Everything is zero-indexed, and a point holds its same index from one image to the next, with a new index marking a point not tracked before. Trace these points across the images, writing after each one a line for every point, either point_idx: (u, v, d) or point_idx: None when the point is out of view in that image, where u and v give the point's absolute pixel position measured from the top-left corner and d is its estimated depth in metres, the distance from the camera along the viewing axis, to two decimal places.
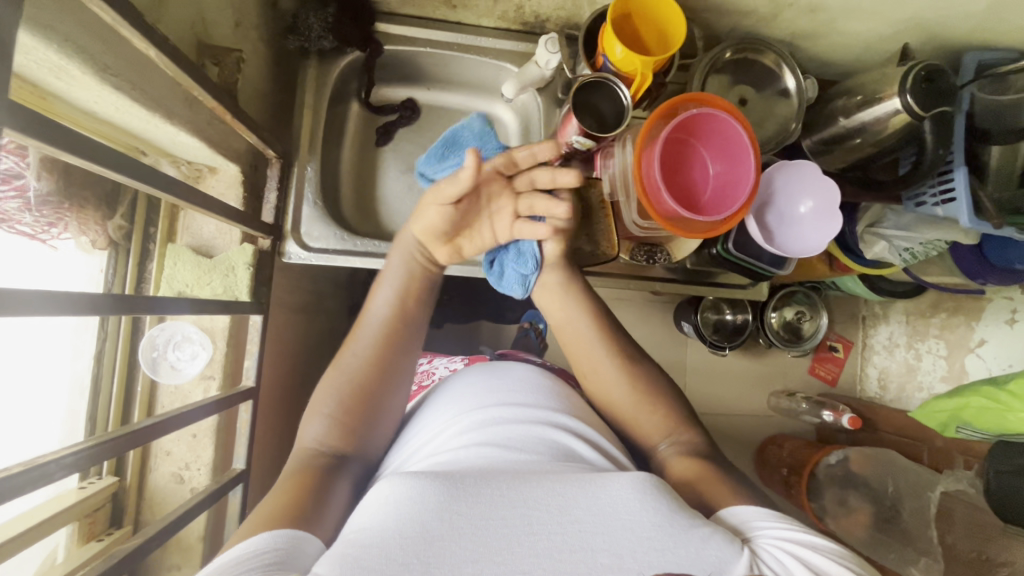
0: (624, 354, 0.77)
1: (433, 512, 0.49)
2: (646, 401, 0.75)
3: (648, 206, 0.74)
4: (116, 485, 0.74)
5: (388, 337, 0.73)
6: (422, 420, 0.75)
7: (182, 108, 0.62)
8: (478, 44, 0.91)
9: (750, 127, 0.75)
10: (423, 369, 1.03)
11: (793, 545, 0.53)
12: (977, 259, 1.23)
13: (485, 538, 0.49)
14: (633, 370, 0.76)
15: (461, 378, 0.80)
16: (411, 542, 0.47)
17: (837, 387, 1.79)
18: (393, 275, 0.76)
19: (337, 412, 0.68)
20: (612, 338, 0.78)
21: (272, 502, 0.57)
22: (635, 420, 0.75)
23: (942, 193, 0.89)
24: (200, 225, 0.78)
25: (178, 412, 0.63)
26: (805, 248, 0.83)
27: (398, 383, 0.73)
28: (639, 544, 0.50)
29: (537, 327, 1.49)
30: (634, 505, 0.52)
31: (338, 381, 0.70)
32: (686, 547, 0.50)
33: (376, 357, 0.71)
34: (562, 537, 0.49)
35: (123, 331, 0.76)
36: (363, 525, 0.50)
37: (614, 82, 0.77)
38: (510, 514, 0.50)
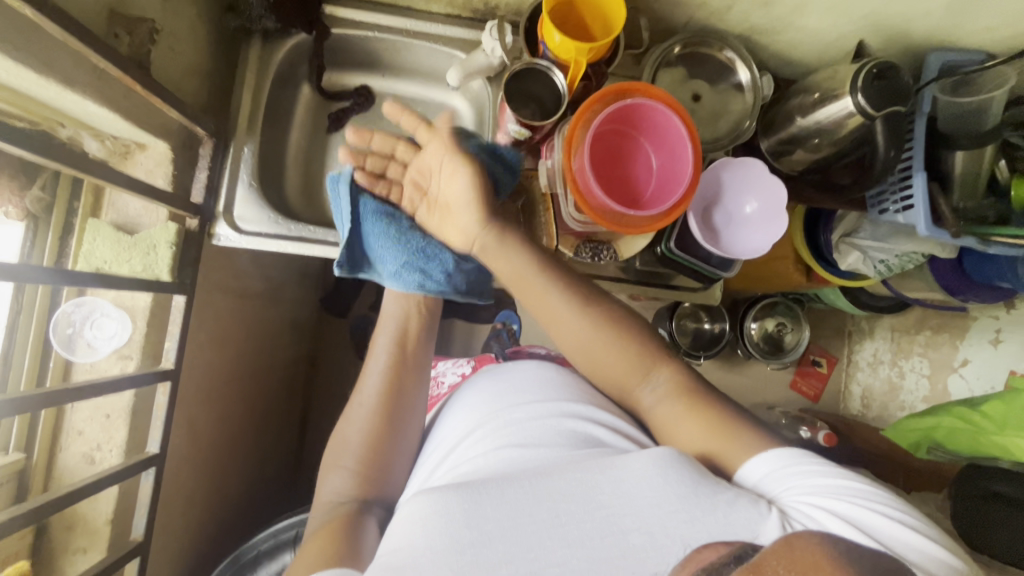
0: (582, 303, 0.69)
1: (458, 523, 0.51)
2: (622, 340, 0.69)
3: (580, 197, 0.72)
4: (22, 462, 0.72)
5: (395, 376, 0.75)
6: (438, 429, 0.75)
7: (88, 77, 0.62)
8: (429, 30, 0.89)
9: (689, 117, 0.71)
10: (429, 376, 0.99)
11: (820, 498, 0.52)
12: (957, 274, 1.19)
13: (517, 537, 0.51)
14: (597, 314, 0.69)
15: (470, 386, 0.79)
16: (444, 553, 0.49)
17: (819, 403, 1.73)
18: (389, 318, 0.79)
19: (357, 463, 0.68)
20: (570, 287, 0.70)
21: (320, 540, 0.59)
22: (607, 362, 0.69)
23: (903, 200, 0.85)
24: (126, 202, 0.76)
25: (93, 384, 0.66)
26: (750, 250, 0.80)
27: (413, 417, 0.74)
28: (667, 519, 0.51)
29: (509, 327, 1.46)
30: (658, 480, 0.53)
31: (353, 433, 0.71)
32: (711, 516, 0.51)
33: (387, 393, 0.73)
34: (592, 525, 0.52)
35: (39, 306, 0.75)
36: (393, 547, 0.52)
37: (549, 68, 0.76)
38: (539, 510, 0.52)
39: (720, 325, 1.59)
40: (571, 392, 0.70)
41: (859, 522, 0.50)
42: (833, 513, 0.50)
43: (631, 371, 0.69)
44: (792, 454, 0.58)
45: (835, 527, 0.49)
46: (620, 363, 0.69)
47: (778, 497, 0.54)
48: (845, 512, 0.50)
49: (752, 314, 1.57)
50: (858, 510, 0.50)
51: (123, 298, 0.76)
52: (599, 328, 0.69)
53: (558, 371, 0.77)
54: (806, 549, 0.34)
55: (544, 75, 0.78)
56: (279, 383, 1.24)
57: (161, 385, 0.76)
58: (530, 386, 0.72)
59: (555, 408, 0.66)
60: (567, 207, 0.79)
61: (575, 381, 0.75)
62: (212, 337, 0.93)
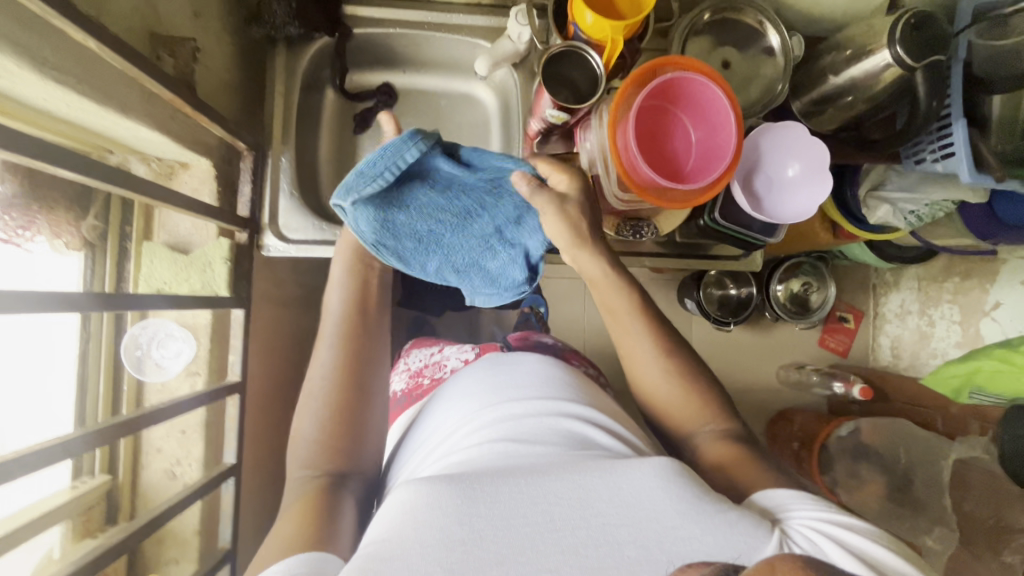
0: (671, 348, 0.76)
1: (452, 519, 0.50)
2: (691, 392, 0.74)
3: (625, 176, 0.72)
4: (109, 484, 0.75)
5: (351, 346, 0.74)
6: (435, 411, 0.73)
7: (140, 102, 0.62)
8: (453, 21, 0.89)
9: (729, 89, 0.72)
10: (432, 359, 0.88)
11: (819, 522, 0.56)
12: (986, 217, 1.17)
13: (510, 538, 0.50)
14: (679, 364, 0.75)
15: (466, 374, 0.75)
16: (438, 551, 0.49)
17: (848, 357, 1.75)
18: (340, 279, 0.77)
19: (324, 434, 0.69)
20: (654, 318, 0.76)
21: (293, 516, 0.60)
22: (666, 400, 0.75)
23: (941, 149, 0.85)
24: (176, 222, 0.78)
25: (163, 406, 0.66)
26: (794, 213, 0.80)
27: (373, 392, 0.74)
28: (665, 534, 0.51)
29: (538, 310, 1.43)
30: (658, 494, 0.53)
31: (314, 406, 0.71)
32: (712, 531, 0.52)
33: (343, 373, 0.72)
34: (587, 532, 0.51)
35: (105, 331, 0.76)
36: (383, 534, 0.51)
37: (585, 50, 0.75)
38: (532, 512, 0.51)
39: (747, 290, 1.60)
40: (565, 390, 0.68)
41: (857, 551, 0.53)
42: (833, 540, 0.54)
43: (688, 413, 0.74)
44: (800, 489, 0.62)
45: (835, 553, 0.52)
46: (680, 403, 0.74)
47: (786, 519, 0.57)
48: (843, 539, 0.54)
49: (777, 276, 1.57)
50: (858, 540, 0.54)
51: (186, 317, 0.78)
52: (676, 377, 0.75)
53: (558, 365, 0.74)
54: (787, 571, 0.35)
55: (578, 58, 0.78)
56: None
57: (230, 398, 0.78)
58: (526, 377, 0.70)
59: (550, 404, 0.65)
60: (608, 186, 0.79)
61: (577, 379, 0.72)
62: (263, 346, 0.95)
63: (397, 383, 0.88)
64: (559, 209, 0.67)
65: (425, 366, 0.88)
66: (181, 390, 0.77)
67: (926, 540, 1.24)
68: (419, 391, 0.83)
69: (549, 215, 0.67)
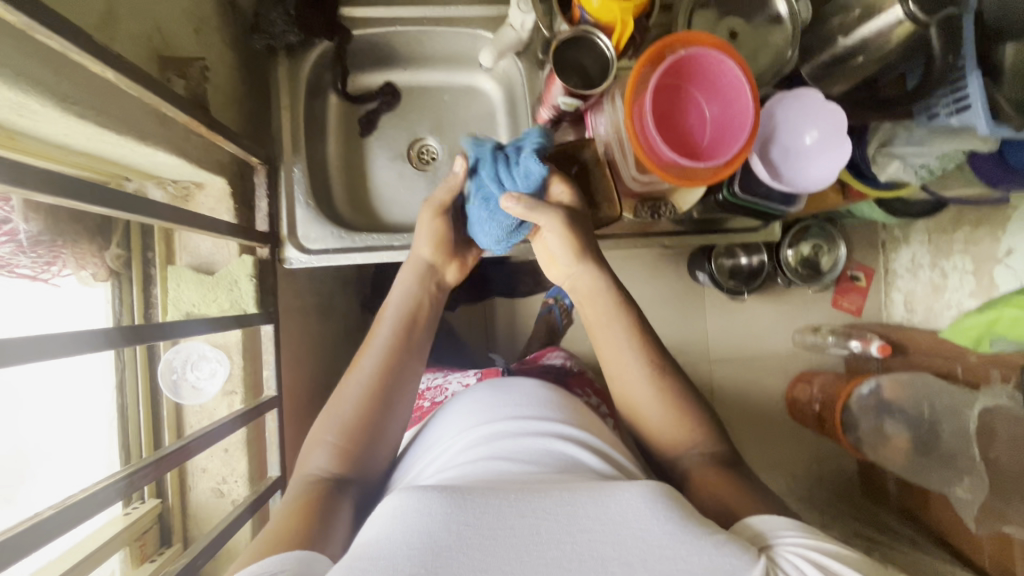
0: (661, 367, 0.72)
1: (438, 524, 0.46)
2: (680, 415, 0.71)
3: (644, 159, 0.71)
4: (160, 507, 0.76)
5: (394, 361, 0.73)
6: (435, 440, 0.73)
7: (155, 127, 0.62)
8: (451, 14, 0.88)
9: (743, 62, 0.71)
10: (435, 383, 1.00)
11: (810, 550, 0.50)
12: (999, 165, 1.16)
13: (494, 548, 0.45)
14: (670, 385, 0.71)
15: (466, 398, 0.77)
16: (418, 556, 0.44)
17: (862, 316, 1.76)
18: (397, 303, 0.78)
19: (340, 439, 0.67)
20: (641, 332, 0.73)
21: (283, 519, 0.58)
22: (652, 420, 0.71)
23: (957, 103, 0.85)
24: (197, 243, 0.78)
25: (205, 432, 0.66)
26: (813, 181, 0.80)
27: (398, 408, 0.72)
28: (650, 553, 0.44)
29: (560, 301, 1.47)
30: (646, 513, 0.47)
31: (342, 410, 0.69)
32: (699, 553, 0.45)
33: (376, 381, 0.71)
34: (573, 547, 0.45)
35: (140, 359, 0.76)
36: (370, 539, 0.47)
37: (595, 35, 0.74)
38: (518, 523, 0.46)
39: (757, 258, 1.60)
40: (562, 413, 0.69)
41: None
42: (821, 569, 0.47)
43: (675, 436, 0.71)
44: (789, 518, 0.56)
45: None
46: (667, 423, 0.71)
47: (773, 545, 0.51)
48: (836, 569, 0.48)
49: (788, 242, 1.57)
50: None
51: (217, 336, 0.78)
52: (664, 398, 0.71)
53: (557, 394, 0.75)
54: None
55: (587, 42, 0.76)
56: None
57: (268, 413, 0.78)
58: (525, 400, 0.71)
59: (541, 427, 0.64)
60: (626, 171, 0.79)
61: (574, 405, 0.74)
62: (291, 358, 0.96)
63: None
64: (563, 228, 0.70)
65: (427, 389, 0.99)
66: (219, 409, 0.78)
67: (955, 489, 1.26)
68: (419, 413, 0.93)
69: (555, 229, 0.70)
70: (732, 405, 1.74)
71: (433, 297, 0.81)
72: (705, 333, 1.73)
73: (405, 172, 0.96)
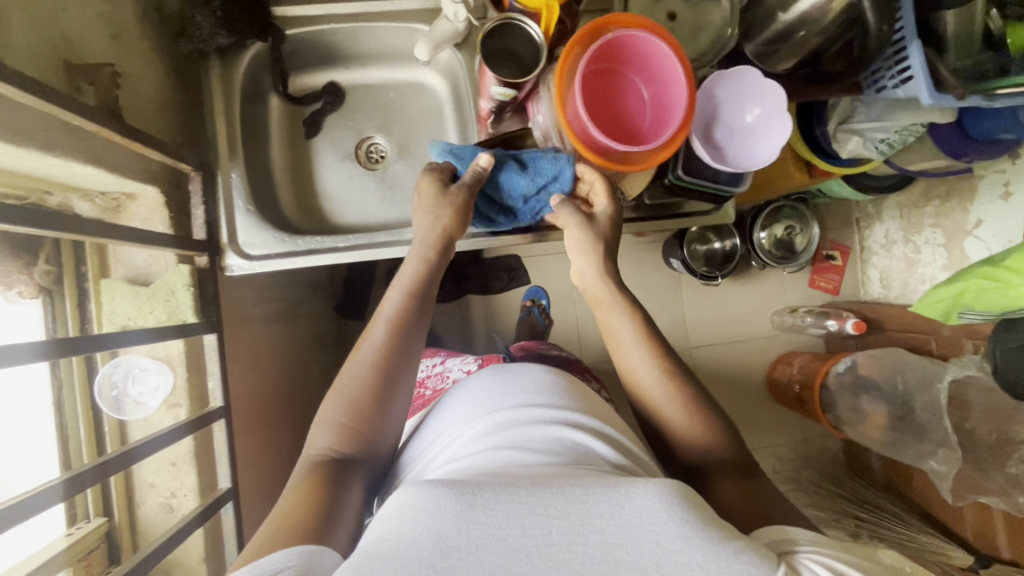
0: (672, 371, 0.70)
1: (449, 522, 0.45)
2: (699, 417, 0.68)
3: (580, 147, 0.70)
4: (106, 526, 0.75)
5: (396, 344, 0.68)
6: (441, 429, 0.71)
7: (65, 138, 0.61)
8: (387, 9, 0.86)
9: (672, 39, 0.69)
10: (434, 370, 1.00)
11: (832, 558, 0.48)
12: (959, 137, 1.15)
13: (504, 548, 0.43)
14: (681, 389, 0.69)
15: (473, 385, 0.74)
16: (429, 555, 0.43)
17: (839, 295, 1.76)
18: (403, 279, 0.72)
19: (348, 417, 0.65)
20: (652, 335, 0.71)
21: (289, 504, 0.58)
22: (665, 420, 0.69)
23: (900, 73, 0.84)
24: (133, 255, 0.76)
25: (146, 440, 0.67)
26: (756, 160, 0.78)
27: (402, 394, 0.68)
28: (664, 558, 0.43)
29: (540, 304, 1.52)
30: (660, 516, 0.45)
31: (347, 392, 0.66)
32: (716, 559, 0.43)
33: (381, 361, 0.67)
34: (585, 549, 0.43)
35: (77, 376, 0.75)
36: (376, 537, 0.46)
37: (521, 21, 0.72)
38: (529, 522, 0.45)
39: (730, 242, 1.59)
40: (570, 399, 0.67)
41: None
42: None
43: (698, 438, 0.68)
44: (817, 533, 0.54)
45: None
46: (687, 428, 0.68)
47: (797, 552, 0.49)
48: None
49: (759, 225, 1.57)
50: None
51: (158, 349, 0.77)
52: (675, 399, 0.68)
53: (563, 378, 0.73)
54: None
55: (516, 28, 0.75)
56: (318, 395, 1.26)
57: (215, 423, 0.77)
58: (533, 386, 0.69)
59: (551, 414, 0.63)
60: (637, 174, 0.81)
61: (579, 390, 0.72)
62: (243, 368, 0.94)
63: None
64: (581, 227, 0.74)
65: (427, 376, 0.99)
66: (163, 421, 0.76)
67: (930, 462, 1.26)
68: (420, 401, 0.93)
69: (572, 229, 0.75)
70: (714, 390, 1.74)
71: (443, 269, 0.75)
72: (681, 320, 1.73)
73: (354, 171, 0.95)
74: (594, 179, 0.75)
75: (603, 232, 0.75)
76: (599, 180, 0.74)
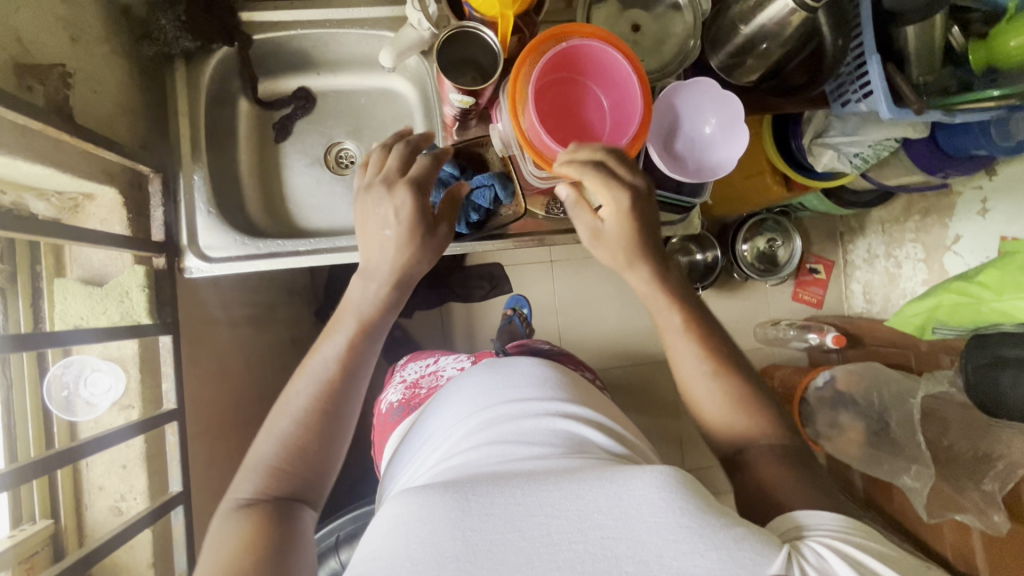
0: (721, 365, 0.64)
1: (445, 532, 0.45)
2: (745, 405, 0.63)
3: (537, 157, 0.70)
4: (52, 528, 0.74)
5: (340, 381, 0.65)
6: (435, 420, 0.70)
7: (10, 137, 0.62)
8: (352, 15, 0.87)
9: (629, 52, 0.70)
10: (428, 369, 0.96)
11: (839, 544, 0.46)
12: (932, 152, 1.14)
13: (503, 554, 0.43)
14: (730, 379, 0.63)
15: (465, 378, 0.73)
16: (427, 569, 0.43)
17: (823, 308, 1.73)
18: (357, 305, 0.69)
19: (283, 458, 0.61)
20: (702, 330, 0.66)
21: (228, 555, 0.54)
22: (706, 408, 0.64)
23: (863, 88, 0.84)
24: (89, 256, 0.77)
25: (97, 436, 0.66)
26: (718, 169, 0.78)
27: (346, 428, 0.65)
28: (666, 548, 0.43)
29: (521, 312, 1.48)
30: (660, 505, 0.45)
31: (283, 425, 0.63)
32: (718, 547, 0.42)
33: (323, 394, 0.64)
34: (584, 547, 0.43)
35: (28, 376, 0.75)
36: (374, 554, 0.46)
37: (478, 29, 0.73)
38: (526, 525, 0.45)
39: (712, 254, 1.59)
40: (564, 390, 0.66)
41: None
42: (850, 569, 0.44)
43: (746, 424, 0.62)
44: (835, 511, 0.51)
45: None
46: (736, 418, 0.62)
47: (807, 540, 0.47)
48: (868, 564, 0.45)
49: (741, 237, 1.57)
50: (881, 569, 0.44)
51: (112, 350, 0.77)
52: (729, 397, 0.63)
53: (555, 367, 0.72)
54: None
55: (474, 37, 0.75)
56: None
57: (168, 426, 0.77)
58: (525, 378, 0.67)
59: (548, 404, 0.62)
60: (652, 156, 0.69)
61: (572, 381, 0.70)
62: (203, 372, 0.93)
63: (395, 394, 0.95)
64: (592, 243, 0.68)
65: (421, 376, 0.95)
66: (113, 422, 0.76)
67: (903, 479, 1.22)
68: (416, 399, 0.89)
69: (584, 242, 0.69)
70: None
71: (400, 300, 0.71)
72: None
73: (323, 177, 0.95)
74: (590, 181, 0.64)
75: (617, 238, 0.66)
76: (598, 185, 0.64)
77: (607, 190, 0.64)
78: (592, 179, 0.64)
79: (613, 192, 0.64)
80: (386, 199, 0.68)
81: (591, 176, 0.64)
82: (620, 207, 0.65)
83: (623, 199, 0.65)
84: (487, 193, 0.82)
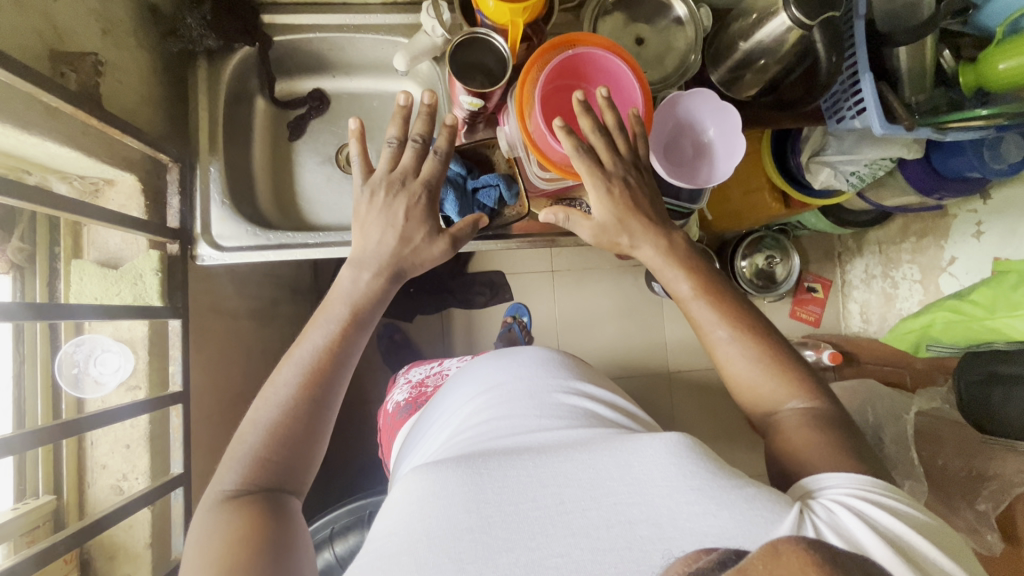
0: (745, 328, 0.65)
1: (460, 505, 0.47)
2: (773, 365, 0.63)
3: (542, 158, 0.73)
4: (55, 503, 0.77)
5: (326, 369, 0.66)
6: (447, 400, 0.72)
7: (42, 119, 0.65)
8: (369, 21, 0.91)
9: (629, 57, 0.74)
10: (434, 370, 0.97)
11: (855, 504, 0.47)
12: (927, 173, 1.16)
13: (519, 523, 0.46)
14: (756, 341, 0.64)
15: (474, 362, 0.75)
16: (445, 539, 0.45)
17: (820, 327, 1.73)
18: (347, 293, 0.71)
19: (267, 447, 0.61)
20: (723, 297, 0.67)
21: (220, 546, 0.53)
22: (734, 376, 0.65)
23: (856, 104, 0.87)
24: (106, 238, 0.80)
25: (106, 411, 0.68)
26: (714, 176, 0.81)
27: (329, 415, 0.65)
28: (678, 510, 0.46)
29: (521, 320, 1.49)
30: (670, 470, 0.48)
31: (264, 415, 0.63)
32: (728, 507, 0.45)
33: (309, 379, 0.65)
34: (599, 514, 0.47)
35: (40, 353, 0.79)
36: (393, 527, 0.48)
37: (489, 35, 0.77)
38: (540, 495, 0.48)
39: None
40: (566, 373, 0.68)
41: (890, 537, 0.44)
42: (867, 531, 0.44)
43: (771, 387, 0.63)
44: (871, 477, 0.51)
45: (861, 537, 0.44)
46: (764, 383, 0.63)
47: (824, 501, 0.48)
48: (884, 525, 0.45)
49: (740, 253, 1.59)
50: (895, 530, 0.45)
51: (123, 331, 0.79)
52: (750, 357, 0.64)
53: (557, 354, 0.74)
54: (791, 555, 0.30)
55: (484, 42, 0.79)
56: None
57: (172, 407, 0.78)
58: (527, 362, 0.69)
59: (554, 383, 0.65)
60: (643, 146, 0.72)
61: (574, 365, 0.72)
62: (208, 361, 0.95)
63: (401, 394, 0.96)
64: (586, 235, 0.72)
65: (427, 375, 0.97)
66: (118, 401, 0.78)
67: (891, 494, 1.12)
68: (422, 398, 0.91)
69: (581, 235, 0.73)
70: None
71: (391, 290, 0.73)
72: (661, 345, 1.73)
73: (333, 175, 0.97)
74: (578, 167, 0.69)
75: (609, 224, 0.70)
76: (585, 171, 0.68)
77: (591, 177, 0.68)
78: (580, 166, 0.68)
79: (596, 179, 0.68)
80: (394, 201, 0.72)
81: (579, 162, 0.68)
82: (603, 194, 0.69)
83: (604, 185, 0.69)
84: (487, 192, 0.85)
